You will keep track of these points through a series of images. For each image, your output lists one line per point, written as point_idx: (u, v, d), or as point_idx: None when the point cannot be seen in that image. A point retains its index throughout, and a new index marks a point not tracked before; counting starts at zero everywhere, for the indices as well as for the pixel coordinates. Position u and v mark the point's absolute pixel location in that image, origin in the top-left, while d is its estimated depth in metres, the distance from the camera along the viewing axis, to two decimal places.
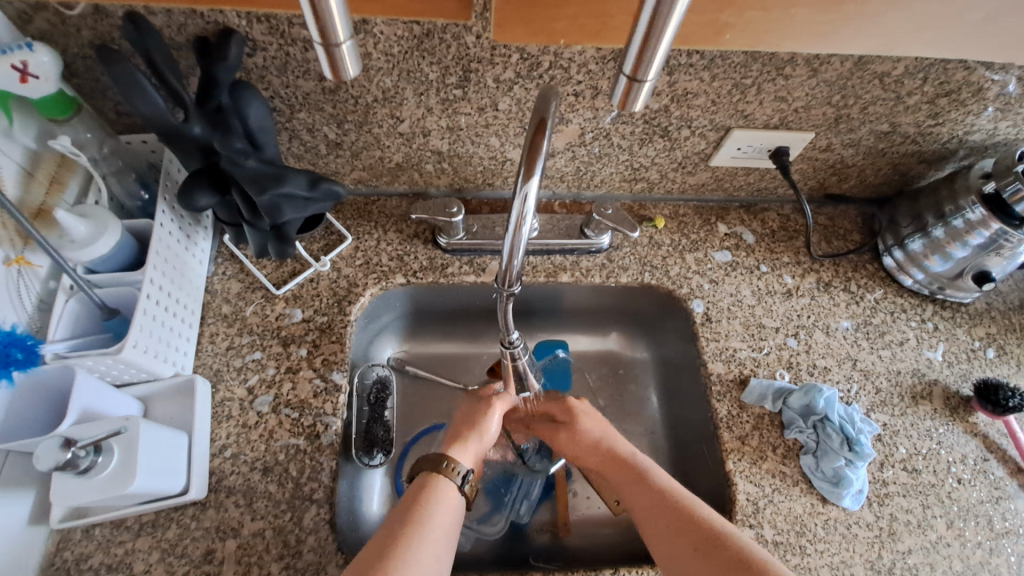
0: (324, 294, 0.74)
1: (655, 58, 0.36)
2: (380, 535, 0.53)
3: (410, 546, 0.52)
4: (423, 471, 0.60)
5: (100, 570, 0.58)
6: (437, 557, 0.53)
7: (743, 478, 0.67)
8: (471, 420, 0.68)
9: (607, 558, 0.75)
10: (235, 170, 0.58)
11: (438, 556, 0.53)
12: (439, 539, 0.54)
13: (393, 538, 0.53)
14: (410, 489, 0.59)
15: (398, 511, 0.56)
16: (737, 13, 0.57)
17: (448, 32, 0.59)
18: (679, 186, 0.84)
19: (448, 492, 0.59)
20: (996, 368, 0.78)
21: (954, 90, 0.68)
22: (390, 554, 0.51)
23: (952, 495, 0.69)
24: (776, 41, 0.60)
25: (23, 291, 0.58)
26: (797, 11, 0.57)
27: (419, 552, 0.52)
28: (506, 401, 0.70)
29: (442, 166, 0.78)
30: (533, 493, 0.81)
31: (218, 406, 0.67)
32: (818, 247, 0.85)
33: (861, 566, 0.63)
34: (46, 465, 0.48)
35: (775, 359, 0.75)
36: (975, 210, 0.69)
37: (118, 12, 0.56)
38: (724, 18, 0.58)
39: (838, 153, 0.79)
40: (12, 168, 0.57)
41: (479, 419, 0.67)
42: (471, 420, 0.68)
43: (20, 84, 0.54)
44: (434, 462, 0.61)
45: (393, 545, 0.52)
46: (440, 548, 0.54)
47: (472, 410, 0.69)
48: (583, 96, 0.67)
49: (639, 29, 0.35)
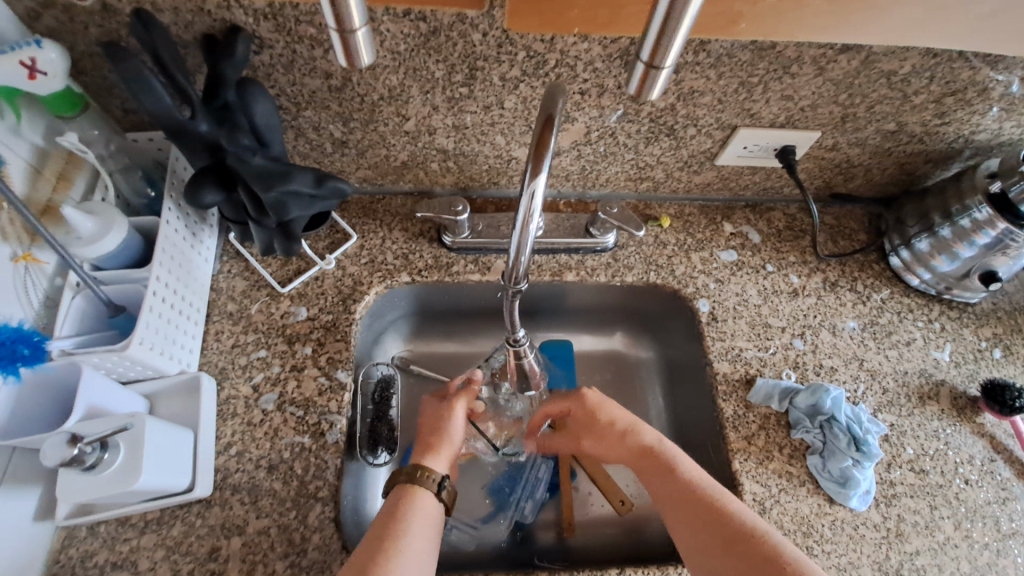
0: (330, 293, 0.74)
1: (674, 43, 0.36)
2: (361, 547, 0.53)
3: (393, 557, 0.52)
4: (399, 483, 0.60)
5: (105, 567, 0.58)
6: (420, 558, 0.53)
7: (750, 478, 0.67)
8: (435, 426, 0.68)
9: (613, 557, 0.75)
10: (241, 167, 0.59)
11: (422, 561, 0.53)
12: (424, 549, 0.54)
13: (376, 549, 0.53)
14: (387, 503, 0.59)
15: (377, 526, 0.56)
16: (750, 3, 0.57)
17: (454, 30, 0.59)
18: (684, 185, 0.84)
19: (423, 497, 0.59)
20: (1003, 368, 0.77)
21: (961, 90, 0.68)
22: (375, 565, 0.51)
23: (960, 495, 0.68)
24: (791, 32, 0.59)
25: (30, 287, 0.58)
26: (812, 0, 0.56)
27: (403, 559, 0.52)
28: (466, 398, 0.71)
29: (447, 165, 0.78)
30: (538, 493, 0.80)
31: (224, 403, 0.67)
32: (824, 246, 0.84)
33: (869, 567, 0.63)
34: (52, 462, 0.48)
35: (781, 359, 0.75)
36: (981, 209, 0.69)
37: (126, 9, 0.56)
38: (737, 7, 0.57)
39: (844, 153, 0.79)
40: (20, 165, 0.57)
41: (446, 424, 0.68)
42: (435, 426, 0.68)
43: (29, 81, 0.54)
44: (409, 472, 0.61)
45: (376, 556, 0.52)
46: (423, 552, 0.54)
47: (436, 415, 0.70)
48: (589, 95, 0.67)
49: (658, 14, 0.35)
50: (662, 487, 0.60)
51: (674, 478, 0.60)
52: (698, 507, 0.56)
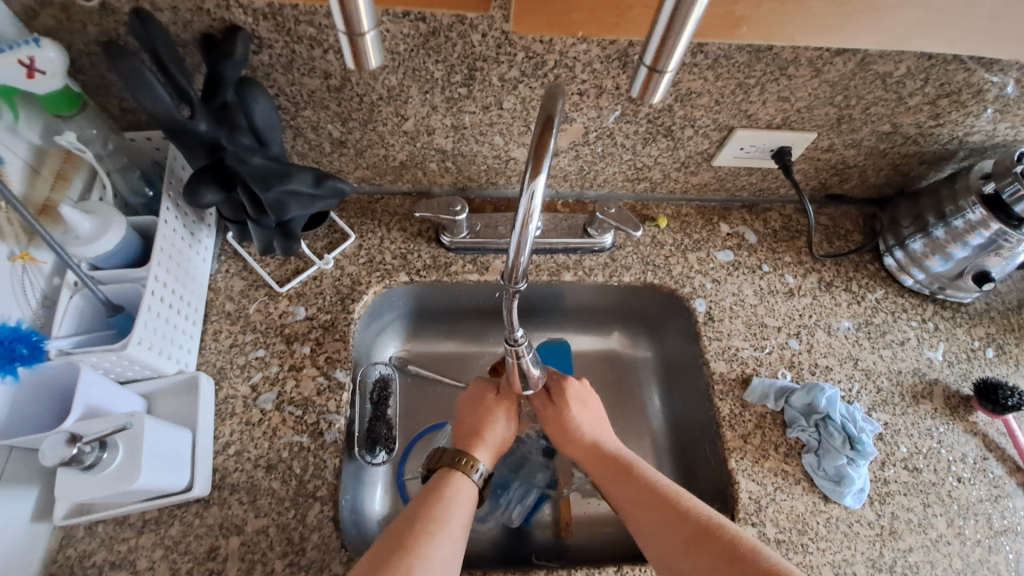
0: (328, 293, 0.75)
1: (677, 48, 0.36)
2: (399, 525, 0.55)
3: (434, 537, 0.54)
4: (442, 466, 0.62)
5: (103, 567, 0.58)
6: (457, 541, 0.55)
7: (745, 477, 0.67)
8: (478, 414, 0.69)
9: (608, 558, 0.75)
10: (240, 167, 0.59)
11: (458, 542, 0.55)
12: (460, 527, 0.56)
13: (416, 527, 0.54)
14: (428, 484, 0.60)
15: (417, 504, 0.58)
16: (753, 6, 0.57)
17: (454, 30, 0.59)
18: (681, 186, 0.84)
19: (464, 485, 0.61)
20: (995, 368, 0.78)
21: (955, 91, 0.69)
22: (414, 543, 0.53)
23: (952, 493, 0.69)
24: (792, 35, 0.60)
25: (28, 287, 0.58)
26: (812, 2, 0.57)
27: (442, 540, 0.54)
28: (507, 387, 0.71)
29: (445, 165, 0.78)
30: (528, 498, 0.80)
31: (222, 403, 0.67)
32: (819, 247, 0.85)
33: (862, 564, 0.64)
34: (51, 461, 0.48)
35: (776, 358, 0.76)
36: (975, 210, 0.70)
37: (124, 8, 0.56)
38: (739, 11, 0.57)
39: (839, 153, 0.79)
40: (18, 164, 0.57)
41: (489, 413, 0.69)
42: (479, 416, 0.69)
43: (27, 79, 0.54)
44: (451, 458, 0.63)
45: (416, 533, 0.54)
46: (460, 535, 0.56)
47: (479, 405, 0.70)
48: (587, 95, 0.67)
49: (663, 13, 0.35)
50: (618, 487, 0.62)
51: (631, 477, 0.62)
52: (655, 502, 0.59)
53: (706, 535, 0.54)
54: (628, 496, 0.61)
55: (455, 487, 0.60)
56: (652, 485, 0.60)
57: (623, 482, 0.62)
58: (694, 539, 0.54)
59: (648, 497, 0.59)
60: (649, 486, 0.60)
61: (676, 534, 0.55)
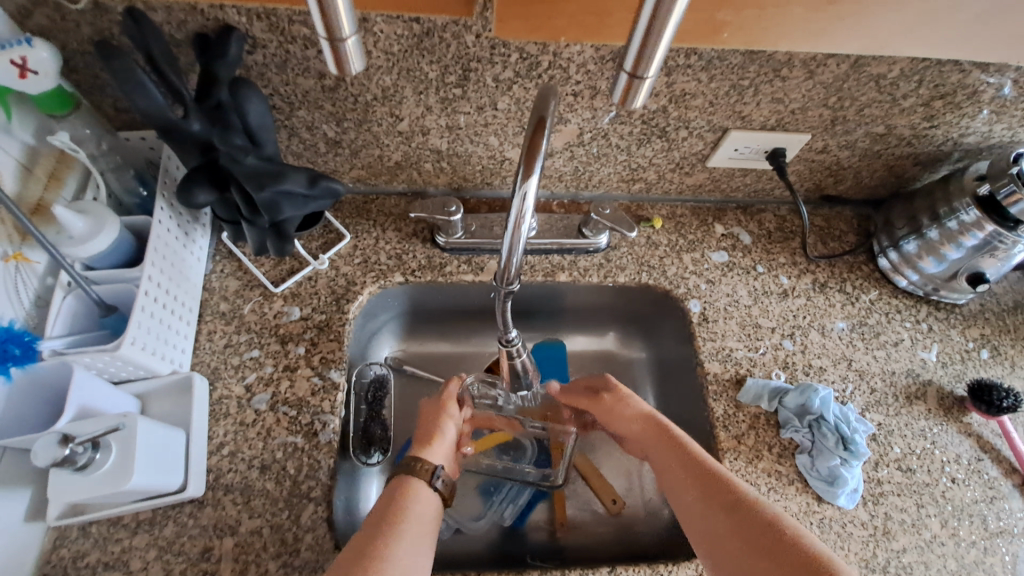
0: (323, 293, 0.75)
1: (656, 54, 0.37)
2: (362, 530, 0.54)
3: (394, 540, 0.53)
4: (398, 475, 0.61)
5: (96, 568, 0.58)
6: (420, 545, 0.55)
7: (739, 477, 0.68)
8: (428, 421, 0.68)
9: (603, 557, 0.75)
10: (234, 167, 0.59)
11: (420, 547, 0.55)
12: (422, 531, 0.56)
13: (376, 532, 0.54)
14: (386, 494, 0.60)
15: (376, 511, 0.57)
16: (733, 11, 0.57)
17: (448, 31, 0.59)
18: (676, 186, 0.84)
19: (422, 491, 0.60)
20: (989, 368, 0.78)
21: (949, 92, 0.69)
22: (374, 546, 0.52)
23: (946, 494, 0.69)
24: (775, 41, 0.60)
25: (21, 287, 0.58)
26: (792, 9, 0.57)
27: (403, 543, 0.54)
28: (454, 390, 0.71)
29: (441, 165, 0.78)
30: (521, 498, 0.80)
31: (216, 404, 0.67)
32: (814, 248, 0.85)
33: (856, 565, 0.64)
34: (43, 462, 0.48)
35: (771, 359, 0.76)
36: (969, 212, 0.70)
37: (117, 7, 0.56)
38: (721, 16, 0.58)
39: (834, 155, 0.79)
40: (11, 164, 0.57)
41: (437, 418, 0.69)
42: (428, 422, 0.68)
43: (19, 79, 0.54)
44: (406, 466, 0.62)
45: (376, 536, 0.53)
46: (422, 539, 0.55)
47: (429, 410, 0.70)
48: (582, 96, 0.67)
49: (642, 22, 0.35)
50: (662, 456, 0.63)
51: (676, 447, 0.62)
52: (696, 473, 0.58)
53: (742, 510, 0.54)
54: (670, 464, 0.61)
55: (416, 492, 0.59)
56: (694, 458, 0.60)
57: (668, 451, 0.62)
58: (732, 511, 0.54)
59: (689, 468, 0.59)
60: (690, 458, 0.60)
61: (715, 505, 0.55)
